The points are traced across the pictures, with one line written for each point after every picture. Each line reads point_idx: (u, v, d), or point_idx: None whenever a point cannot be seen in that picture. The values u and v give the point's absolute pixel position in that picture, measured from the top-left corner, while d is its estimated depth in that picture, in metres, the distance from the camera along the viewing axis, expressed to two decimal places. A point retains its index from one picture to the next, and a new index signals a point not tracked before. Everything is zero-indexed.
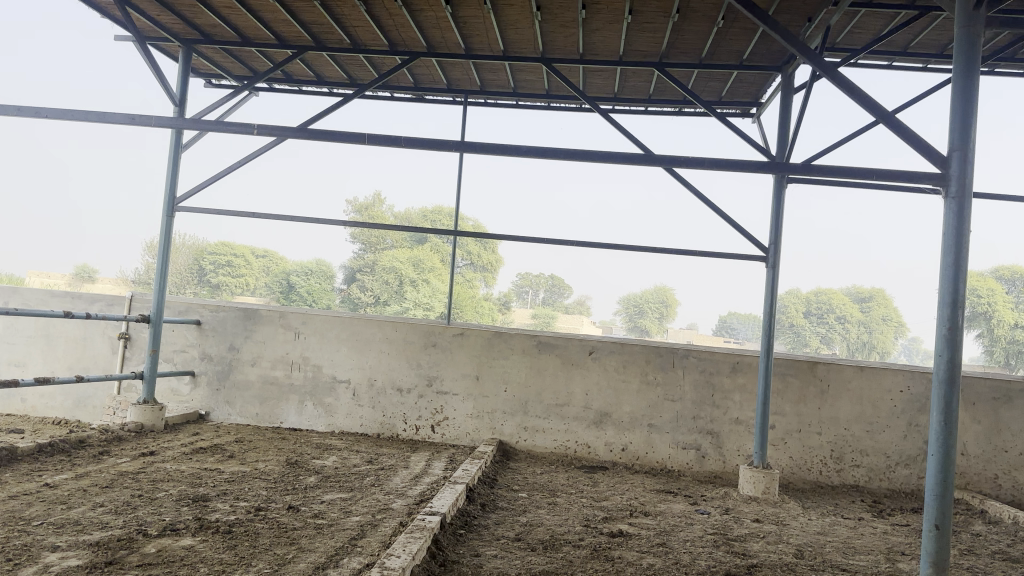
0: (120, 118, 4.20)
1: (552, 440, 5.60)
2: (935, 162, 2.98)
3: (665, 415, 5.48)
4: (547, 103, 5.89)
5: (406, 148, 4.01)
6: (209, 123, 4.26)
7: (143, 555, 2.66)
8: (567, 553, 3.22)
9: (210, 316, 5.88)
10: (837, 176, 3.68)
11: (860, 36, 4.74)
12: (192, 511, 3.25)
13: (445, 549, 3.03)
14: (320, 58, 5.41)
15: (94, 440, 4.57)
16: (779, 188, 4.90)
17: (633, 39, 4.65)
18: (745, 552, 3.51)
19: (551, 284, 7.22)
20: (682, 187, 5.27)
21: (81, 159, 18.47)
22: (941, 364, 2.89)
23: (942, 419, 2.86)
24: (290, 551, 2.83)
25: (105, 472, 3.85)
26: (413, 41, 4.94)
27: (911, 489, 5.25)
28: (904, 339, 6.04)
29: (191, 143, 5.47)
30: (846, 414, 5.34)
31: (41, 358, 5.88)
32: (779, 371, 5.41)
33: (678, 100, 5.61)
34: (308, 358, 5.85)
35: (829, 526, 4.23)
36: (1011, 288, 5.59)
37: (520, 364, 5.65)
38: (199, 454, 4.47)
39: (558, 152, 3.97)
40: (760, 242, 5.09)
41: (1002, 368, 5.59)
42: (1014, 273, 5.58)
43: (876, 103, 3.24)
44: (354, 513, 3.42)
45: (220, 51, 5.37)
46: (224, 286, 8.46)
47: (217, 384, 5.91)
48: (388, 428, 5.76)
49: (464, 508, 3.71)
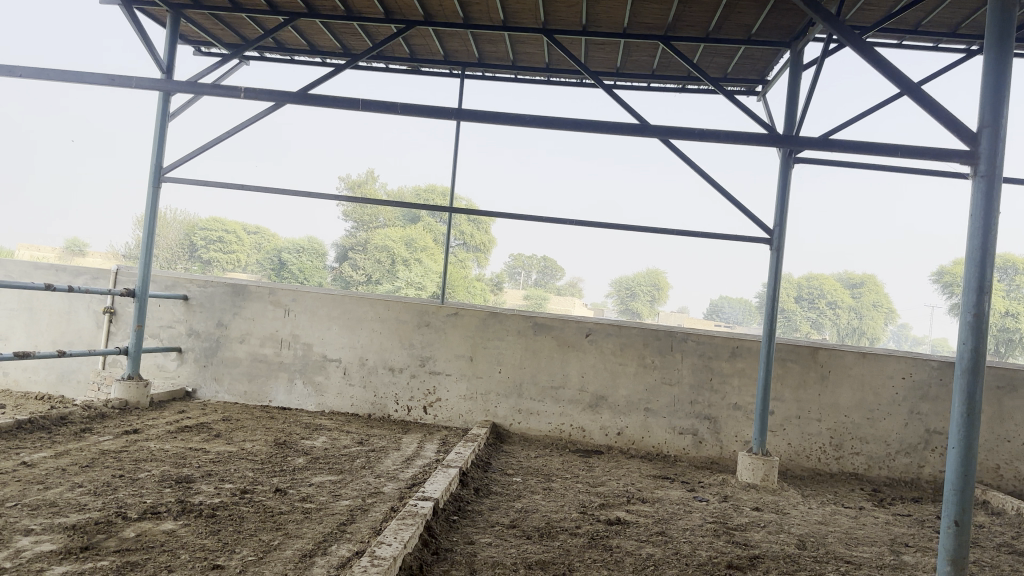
0: (101, 80, 4.01)
1: (546, 423, 5.49)
2: (964, 140, 2.87)
3: (662, 400, 5.37)
4: (547, 78, 5.73)
5: (403, 115, 3.87)
6: (196, 87, 4.09)
7: (121, 541, 2.53)
8: (564, 542, 3.11)
9: (197, 291, 5.73)
10: (851, 152, 3.56)
11: (873, 14, 4.59)
12: (174, 493, 3.12)
13: (437, 537, 2.91)
14: (313, 25, 5.21)
15: (76, 417, 4.42)
16: (785, 167, 4.77)
17: (639, 11, 4.49)
18: (746, 542, 3.40)
19: (544, 266, 7.13)
20: (686, 165, 5.12)
21: (84, 129, 18.42)
22: (964, 353, 2.80)
23: (966, 410, 2.77)
24: (276, 538, 2.71)
25: (85, 451, 3.70)
26: (410, 8, 4.77)
27: (911, 478, 5.17)
28: (894, 326, 5.88)
29: (179, 112, 5.28)
30: (846, 401, 5.25)
31: (24, 332, 5.71)
32: (780, 356, 5.30)
33: (683, 76, 5.46)
34: (298, 336, 5.71)
35: (830, 516, 4.14)
36: (1004, 275, 5.51)
37: (514, 346, 5.52)
38: (184, 433, 4.34)
39: (559, 123, 3.82)
40: (765, 224, 4.98)
41: (992, 356, 5.42)
42: (1008, 261, 5.54)
43: (901, 74, 3.12)
44: (343, 497, 3.30)
45: (210, 16, 5.17)
46: (215, 262, 8.51)
47: (204, 360, 5.76)
48: (379, 408, 5.64)
49: (457, 493, 3.60)
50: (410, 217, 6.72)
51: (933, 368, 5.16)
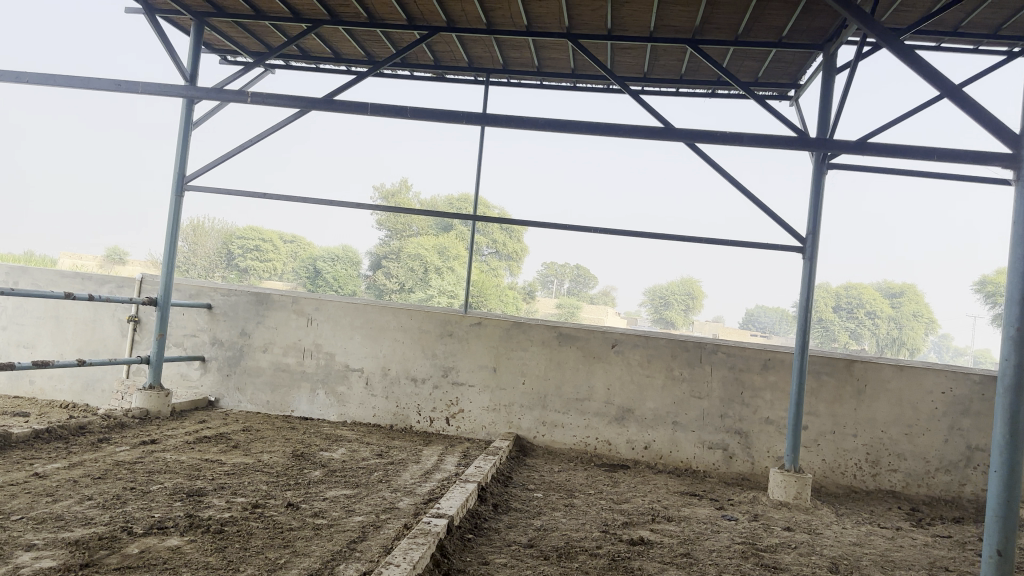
0: (119, 85, 4.00)
1: (571, 436, 5.36)
2: (1007, 141, 2.84)
3: (690, 413, 5.21)
4: (573, 83, 5.63)
5: (414, 119, 3.80)
6: (216, 92, 4.06)
7: (123, 557, 2.46)
8: (583, 563, 2.98)
9: (221, 300, 5.71)
10: (888, 155, 3.41)
11: (910, 13, 4.39)
12: (184, 507, 3.06)
13: (450, 557, 2.80)
14: (336, 33, 5.18)
15: (95, 427, 4.40)
16: (817, 172, 4.58)
17: (664, 13, 4.37)
18: (775, 565, 3.24)
19: (578, 275, 7.00)
20: (715, 171, 4.96)
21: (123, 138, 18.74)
22: (1008, 369, 2.76)
23: (1011, 431, 2.75)
24: (283, 556, 2.62)
25: (100, 461, 3.67)
26: (433, 14, 4.70)
27: (952, 497, 4.94)
28: (935, 337, 5.71)
29: (202, 120, 5.27)
30: (883, 416, 5.04)
31: (50, 339, 5.75)
32: (814, 369, 5.11)
33: (712, 80, 5.32)
34: (321, 346, 5.67)
35: (866, 537, 3.95)
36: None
37: (539, 356, 5.41)
38: (202, 444, 4.29)
39: (582, 126, 3.72)
40: (798, 232, 4.81)
41: None
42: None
43: (940, 75, 2.99)
44: (357, 513, 3.22)
45: (233, 24, 5.15)
46: (250, 270, 8.71)
47: (227, 370, 5.74)
48: (401, 419, 5.56)
49: (475, 509, 3.50)
50: (443, 226, 6.53)
51: (975, 382, 4.93)
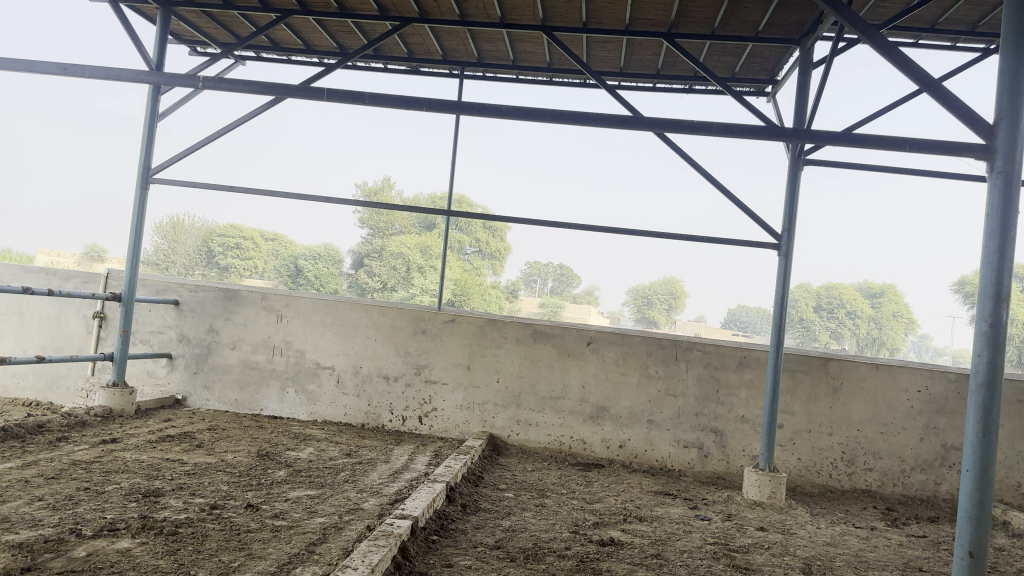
0: (60, 68, 3.88)
1: (546, 435, 5.29)
2: (980, 132, 2.89)
3: (665, 411, 5.16)
4: (548, 78, 5.56)
5: (374, 105, 3.72)
6: (171, 77, 3.95)
7: (69, 561, 2.36)
8: (550, 564, 2.91)
9: (188, 296, 5.60)
10: (864, 146, 3.37)
11: (885, 11, 4.37)
12: (138, 508, 2.96)
13: (412, 559, 2.72)
14: (307, 23, 5.08)
15: (54, 425, 4.28)
16: (794, 167, 4.54)
17: (638, 6, 4.32)
18: (746, 565, 3.18)
19: (559, 273, 5.99)
20: (690, 167, 4.90)
21: None
22: (980, 366, 2.79)
23: (982, 429, 2.76)
24: (237, 559, 2.53)
25: (56, 461, 3.56)
26: (404, 4, 4.62)
27: (926, 497, 4.92)
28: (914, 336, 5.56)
29: (168, 111, 5.15)
30: (859, 414, 5.01)
31: (13, 336, 5.60)
32: (789, 367, 5.07)
33: (688, 76, 5.29)
34: (290, 342, 5.56)
35: (839, 537, 3.90)
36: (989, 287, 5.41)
37: (513, 354, 5.34)
38: (165, 443, 4.18)
39: (547, 113, 3.66)
40: (773, 229, 4.75)
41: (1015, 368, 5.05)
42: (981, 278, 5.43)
43: (918, 66, 3.03)
44: (318, 514, 3.12)
45: (200, 13, 5.04)
46: (234, 268, 6.57)
47: (195, 367, 5.62)
48: (373, 418, 5.47)
49: (442, 509, 3.42)
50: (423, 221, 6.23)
51: (950, 381, 4.92)
